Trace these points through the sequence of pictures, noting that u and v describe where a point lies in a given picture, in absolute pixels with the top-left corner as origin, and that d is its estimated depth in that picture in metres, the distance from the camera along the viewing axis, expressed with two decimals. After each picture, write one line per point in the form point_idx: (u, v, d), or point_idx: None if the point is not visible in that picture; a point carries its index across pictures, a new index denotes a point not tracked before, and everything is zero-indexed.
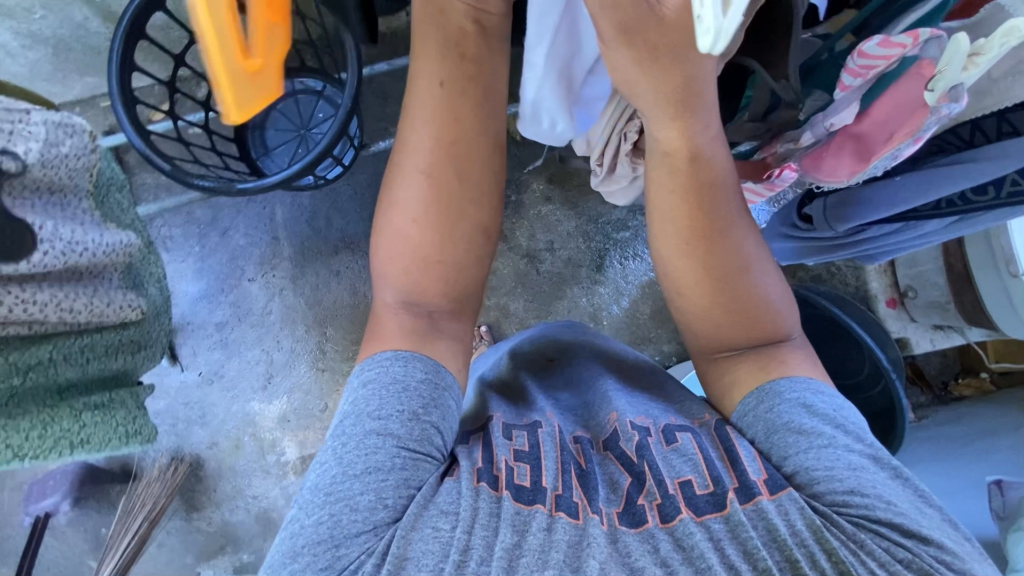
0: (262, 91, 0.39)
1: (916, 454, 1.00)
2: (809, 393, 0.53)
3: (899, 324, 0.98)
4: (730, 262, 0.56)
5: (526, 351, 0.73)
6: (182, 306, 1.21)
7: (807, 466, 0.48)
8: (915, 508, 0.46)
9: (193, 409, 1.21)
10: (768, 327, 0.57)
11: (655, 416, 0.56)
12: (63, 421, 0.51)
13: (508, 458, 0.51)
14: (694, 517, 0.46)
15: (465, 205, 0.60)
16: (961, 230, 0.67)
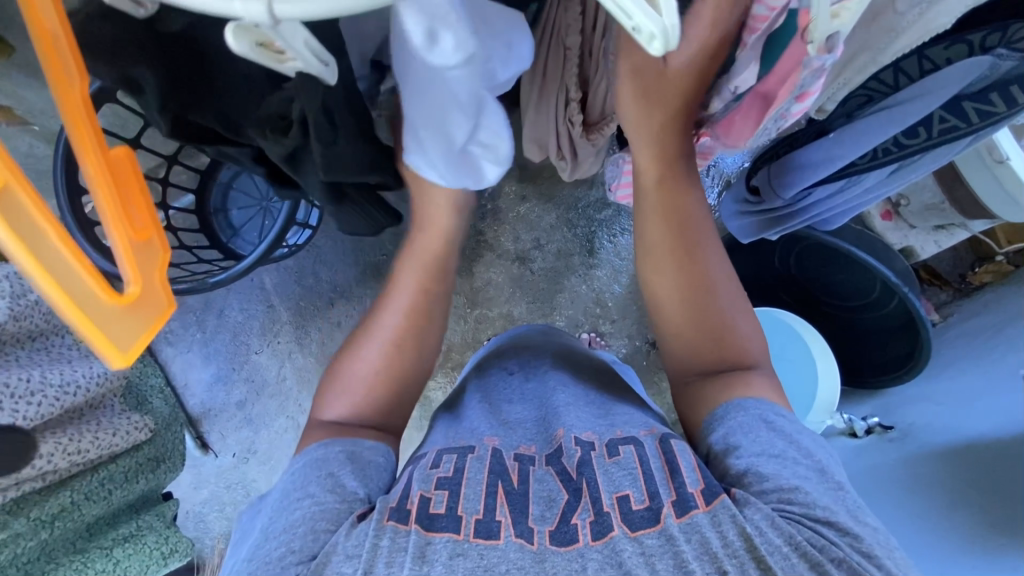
0: (144, 324, 0.37)
1: (949, 356, 0.98)
2: (761, 405, 0.56)
3: (899, 234, 0.96)
4: (702, 280, 0.64)
5: (494, 366, 0.72)
6: (199, 394, 1.22)
7: (758, 465, 0.51)
8: (850, 514, 0.48)
9: (237, 490, 1.22)
10: (734, 352, 0.62)
11: (601, 431, 0.57)
12: (96, 563, 0.52)
13: (427, 487, 0.51)
14: (627, 533, 0.47)
15: (416, 372, 0.67)
16: (902, 181, 0.66)
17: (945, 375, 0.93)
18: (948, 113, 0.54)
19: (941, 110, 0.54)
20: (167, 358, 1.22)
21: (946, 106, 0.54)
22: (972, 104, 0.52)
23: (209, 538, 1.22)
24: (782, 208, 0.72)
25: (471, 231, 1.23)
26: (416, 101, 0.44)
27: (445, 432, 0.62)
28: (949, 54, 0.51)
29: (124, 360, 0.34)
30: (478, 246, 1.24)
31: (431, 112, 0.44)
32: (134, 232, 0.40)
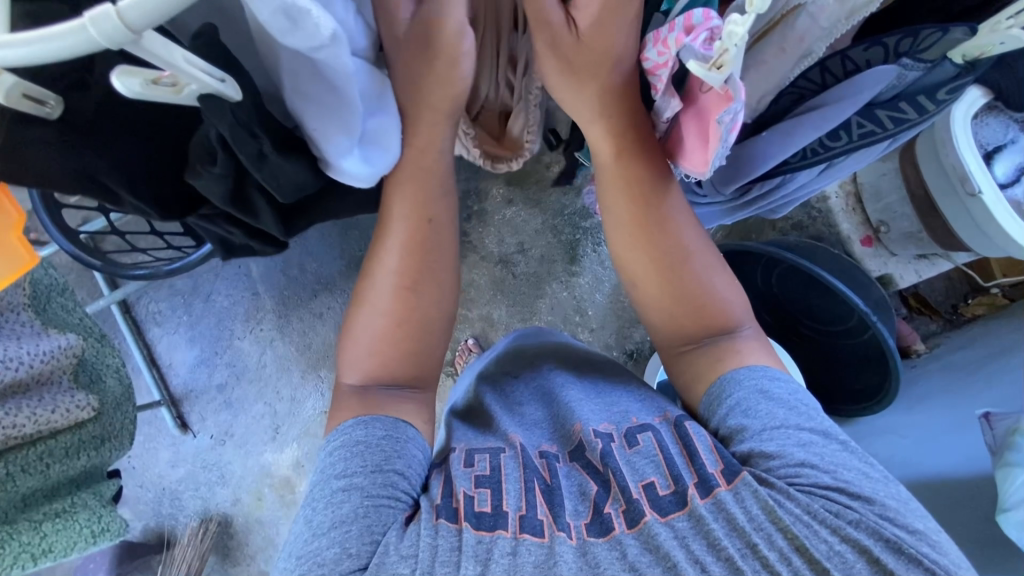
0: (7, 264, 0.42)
1: (925, 387, 0.96)
2: (758, 377, 0.55)
3: (879, 262, 0.95)
4: (673, 253, 0.61)
5: (490, 370, 0.70)
6: (182, 375, 1.25)
7: (761, 448, 0.51)
8: (861, 475, 0.50)
9: (212, 471, 1.25)
10: (717, 318, 0.61)
11: (617, 421, 0.58)
12: (24, 535, 0.55)
13: (467, 486, 0.52)
14: (660, 517, 0.48)
15: (431, 318, 0.63)
16: (833, 176, 0.66)
17: (918, 406, 0.91)
18: (865, 119, 0.53)
19: (856, 117, 0.53)
20: (154, 338, 1.25)
21: (862, 114, 0.53)
22: (885, 110, 0.52)
23: (182, 516, 1.25)
24: (730, 201, 0.69)
25: None
26: (303, 101, 0.41)
27: (472, 431, 0.61)
28: (869, 56, 0.48)
29: None
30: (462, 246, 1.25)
31: (327, 120, 0.42)
32: None
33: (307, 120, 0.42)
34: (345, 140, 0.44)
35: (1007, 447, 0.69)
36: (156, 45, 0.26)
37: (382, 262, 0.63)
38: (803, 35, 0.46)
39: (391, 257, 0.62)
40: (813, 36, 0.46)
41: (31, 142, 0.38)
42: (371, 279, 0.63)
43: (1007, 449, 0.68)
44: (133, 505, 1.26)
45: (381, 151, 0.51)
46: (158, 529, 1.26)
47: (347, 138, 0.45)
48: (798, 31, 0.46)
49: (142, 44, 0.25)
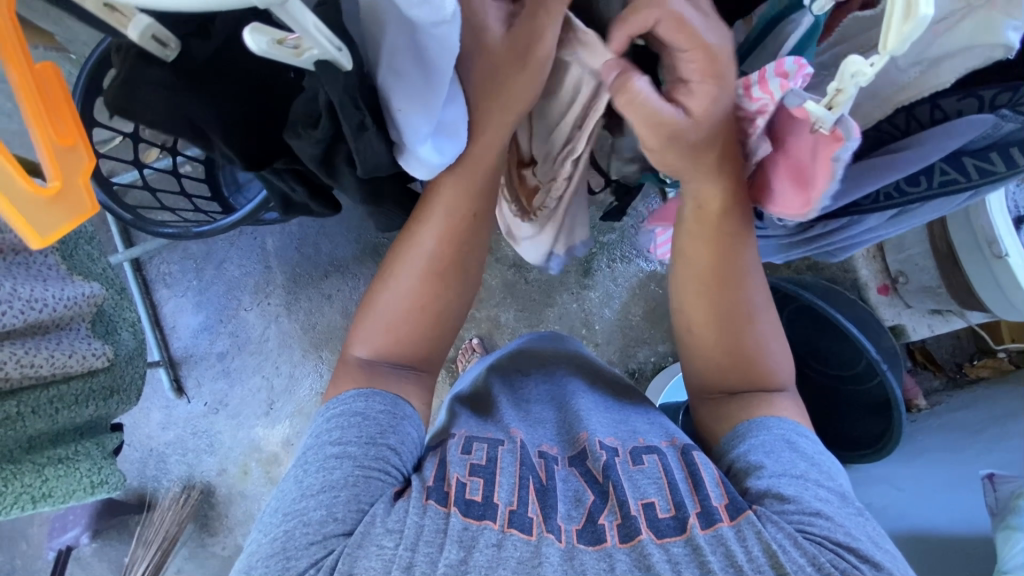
0: (68, 214, 0.39)
1: (923, 442, 0.97)
2: (786, 428, 0.56)
3: (893, 312, 0.97)
4: (738, 308, 0.60)
5: (502, 364, 0.70)
6: (184, 339, 1.25)
7: (779, 487, 0.51)
8: (873, 544, 0.48)
9: (201, 439, 1.25)
10: (763, 376, 0.61)
11: (623, 437, 0.58)
12: (26, 476, 0.54)
13: (461, 473, 0.52)
14: (654, 538, 0.47)
15: (448, 313, 0.63)
16: (900, 224, 0.65)
17: (916, 460, 0.92)
18: (948, 166, 0.52)
19: (941, 162, 0.52)
20: (161, 299, 1.25)
21: (947, 159, 0.52)
22: (973, 160, 0.51)
23: (165, 480, 1.25)
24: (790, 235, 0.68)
25: None
26: (395, 82, 0.42)
27: (475, 419, 0.61)
28: (961, 106, 0.50)
29: (42, 243, 0.37)
30: None
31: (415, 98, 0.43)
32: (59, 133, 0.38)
33: (392, 99, 0.43)
34: (424, 121, 0.45)
35: (1010, 512, 0.69)
36: (294, 10, 0.28)
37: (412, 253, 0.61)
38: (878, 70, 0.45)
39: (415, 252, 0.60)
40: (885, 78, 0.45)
41: (144, 84, 0.38)
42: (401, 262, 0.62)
43: (1010, 513, 0.69)
44: (118, 464, 1.25)
45: (451, 141, 0.50)
46: (139, 490, 1.25)
47: (429, 122, 0.45)
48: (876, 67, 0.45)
49: (285, 6, 0.28)
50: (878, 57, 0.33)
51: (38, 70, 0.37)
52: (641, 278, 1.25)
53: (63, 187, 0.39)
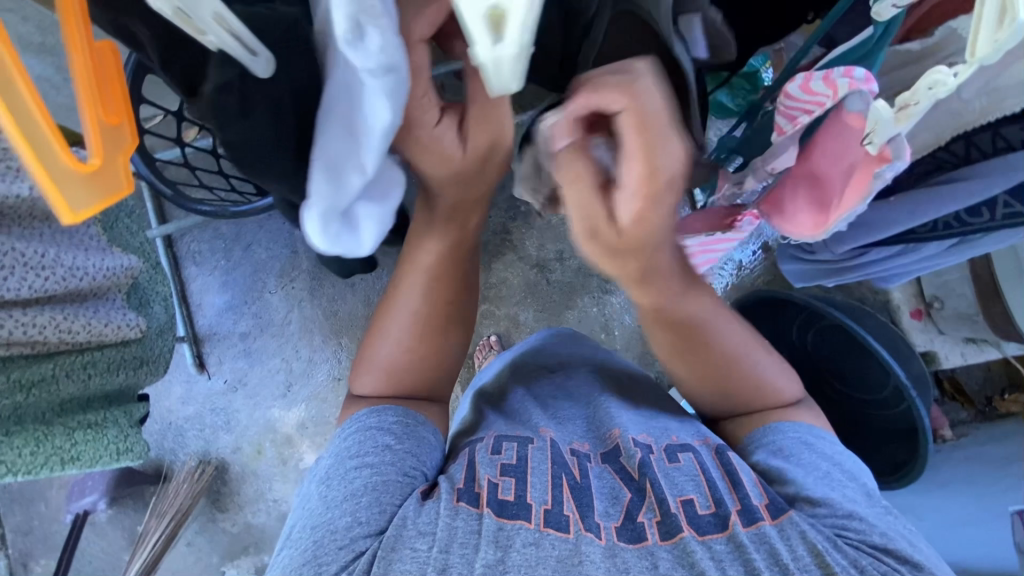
0: (102, 193, 0.34)
1: (947, 472, 0.94)
2: (806, 431, 0.57)
3: (925, 338, 0.95)
4: (722, 364, 0.58)
5: (528, 363, 0.69)
6: (209, 317, 1.27)
7: (807, 489, 0.51)
8: (906, 542, 0.49)
9: (219, 416, 1.27)
10: (772, 397, 0.60)
11: (656, 434, 0.57)
12: (57, 439, 0.56)
13: (492, 473, 0.51)
14: (695, 536, 0.47)
15: (448, 347, 0.62)
16: (960, 253, 0.63)
17: (940, 491, 0.89)
18: (1013, 199, 0.52)
19: (1006, 195, 0.52)
20: (189, 276, 1.27)
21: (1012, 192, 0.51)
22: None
23: (182, 454, 1.27)
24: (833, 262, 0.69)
25: (498, 228, 1.24)
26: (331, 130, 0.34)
27: (502, 419, 0.60)
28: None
29: (75, 220, 0.32)
30: (502, 245, 1.24)
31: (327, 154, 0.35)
32: (106, 113, 0.36)
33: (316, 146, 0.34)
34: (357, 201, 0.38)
35: None
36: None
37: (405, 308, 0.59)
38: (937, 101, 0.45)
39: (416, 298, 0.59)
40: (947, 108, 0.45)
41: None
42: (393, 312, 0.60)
43: None
44: None
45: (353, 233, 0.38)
46: (157, 461, 1.28)
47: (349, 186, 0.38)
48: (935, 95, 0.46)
49: None
50: (964, 67, 0.33)
51: (96, 47, 0.36)
52: None
53: (103, 167, 0.35)
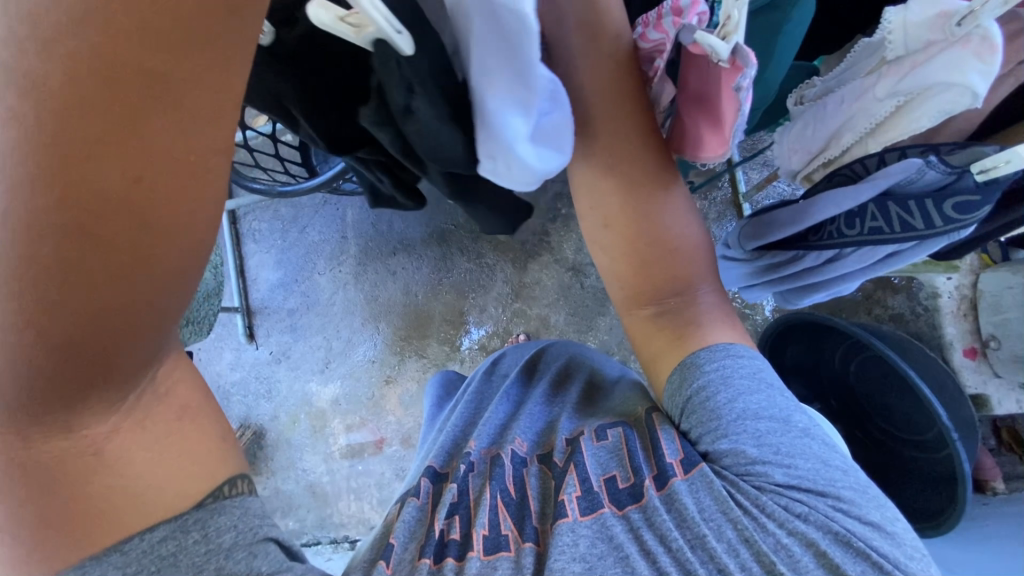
0: None
1: (996, 527, 0.87)
2: (728, 360, 0.51)
3: (977, 378, 0.89)
4: (648, 194, 0.53)
5: (486, 378, 0.69)
6: (262, 291, 1.37)
7: (714, 441, 0.49)
8: (820, 463, 0.47)
9: (262, 384, 1.35)
10: (686, 271, 0.55)
11: (589, 421, 0.56)
12: None
13: (438, 518, 0.50)
14: (615, 511, 0.47)
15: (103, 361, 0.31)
16: (863, 273, 0.57)
17: (984, 546, 0.83)
18: (878, 211, 0.48)
19: (875, 204, 0.47)
20: (248, 252, 1.37)
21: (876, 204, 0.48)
22: (898, 208, 0.47)
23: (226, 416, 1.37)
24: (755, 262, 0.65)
25: (537, 229, 1.26)
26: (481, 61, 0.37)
27: (453, 434, 0.61)
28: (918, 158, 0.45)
29: None
30: (540, 245, 1.26)
31: (504, 90, 0.38)
32: None
33: (487, 98, 0.39)
34: (520, 119, 0.40)
35: None
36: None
37: (200, 532, 0.37)
38: (859, 98, 0.44)
39: (177, 501, 0.37)
40: (864, 107, 0.44)
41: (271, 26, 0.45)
42: (123, 567, 0.34)
43: None
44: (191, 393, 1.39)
45: (555, 151, 0.46)
46: None
47: (523, 118, 0.40)
48: (859, 94, 0.44)
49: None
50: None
51: None
52: None
53: None
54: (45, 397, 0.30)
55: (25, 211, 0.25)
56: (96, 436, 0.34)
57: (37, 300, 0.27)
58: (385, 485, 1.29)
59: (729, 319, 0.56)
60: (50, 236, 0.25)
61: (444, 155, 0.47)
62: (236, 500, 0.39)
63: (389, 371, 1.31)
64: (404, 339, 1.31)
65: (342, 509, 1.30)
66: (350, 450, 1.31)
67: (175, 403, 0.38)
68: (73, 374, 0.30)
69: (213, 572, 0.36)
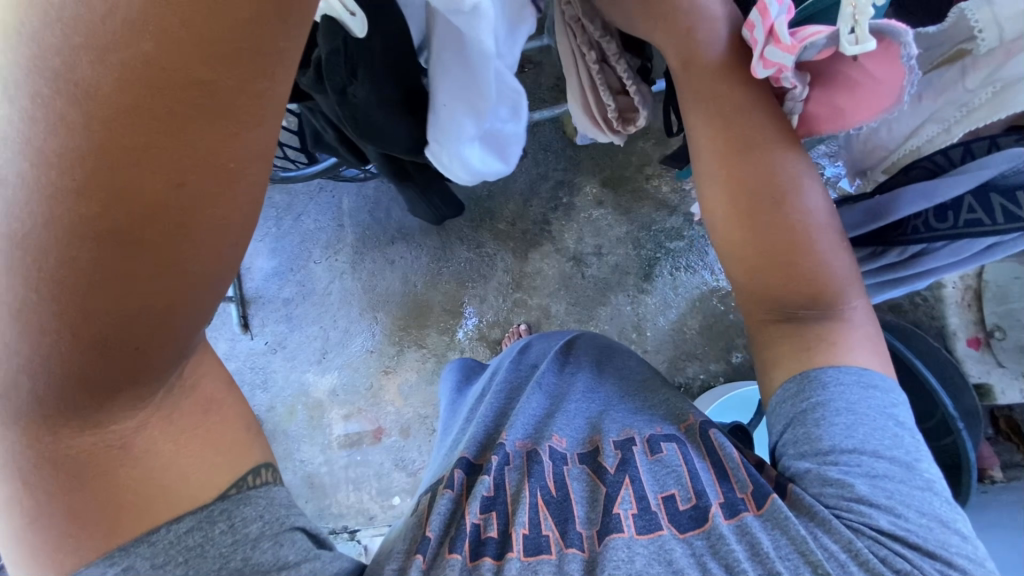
0: None
1: (995, 516, 0.87)
2: (856, 387, 0.49)
3: (981, 368, 0.89)
4: (767, 188, 0.52)
5: (511, 366, 0.68)
6: (256, 280, 1.33)
7: (823, 468, 0.47)
8: (933, 522, 0.44)
9: (257, 374, 1.32)
10: (811, 278, 0.52)
11: (639, 427, 0.56)
12: None
13: (472, 512, 0.49)
14: (676, 534, 0.47)
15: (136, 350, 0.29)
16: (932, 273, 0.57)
17: (983, 533, 0.83)
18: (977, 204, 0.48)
19: (971, 196, 0.48)
20: None
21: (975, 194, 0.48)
22: (1004, 200, 0.46)
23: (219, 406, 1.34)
24: None
25: (539, 218, 1.25)
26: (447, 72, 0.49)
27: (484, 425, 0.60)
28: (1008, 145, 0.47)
29: None
30: (541, 234, 1.25)
31: (456, 95, 0.50)
32: None
33: (441, 96, 0.51)
34: (471, 125, 0.53)
35: None
36: None
37: (226, 523, 0.36)
38: (946, 90, 0.45)
39: (204, 491, 0.36)
40: (952, 96, 0.45)
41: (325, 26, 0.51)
42: (151, 558, 0.34)
43: None
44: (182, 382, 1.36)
45: (494, 154, 0.60)
46: None
47: (473, 123, 0.53)
48: (940, 87, 0.46)
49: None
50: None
51: None
52: (703, 291, 1.20)
53: None
54: (73, 397, 0.30)
55: (64, 213, 0.25)
56: (123, 431, 0.33)
57: (72, 303, 0.26)
58: (384, 476, 1.28)
59: (874, 341, 0.53)
60: (90, 239, 0.25)
61: (388, 141, 0.56)
62: (261, 491, 0.39)
63: (388, 361, 1.29)
64: (403, 328, 1.29)
65: (340, 500, 1.29)
66: (349, 441, 1.29)
67: (200, 396, 0.38)
68: (108, 376, 0.30)
69: (240, 564, 0.36)
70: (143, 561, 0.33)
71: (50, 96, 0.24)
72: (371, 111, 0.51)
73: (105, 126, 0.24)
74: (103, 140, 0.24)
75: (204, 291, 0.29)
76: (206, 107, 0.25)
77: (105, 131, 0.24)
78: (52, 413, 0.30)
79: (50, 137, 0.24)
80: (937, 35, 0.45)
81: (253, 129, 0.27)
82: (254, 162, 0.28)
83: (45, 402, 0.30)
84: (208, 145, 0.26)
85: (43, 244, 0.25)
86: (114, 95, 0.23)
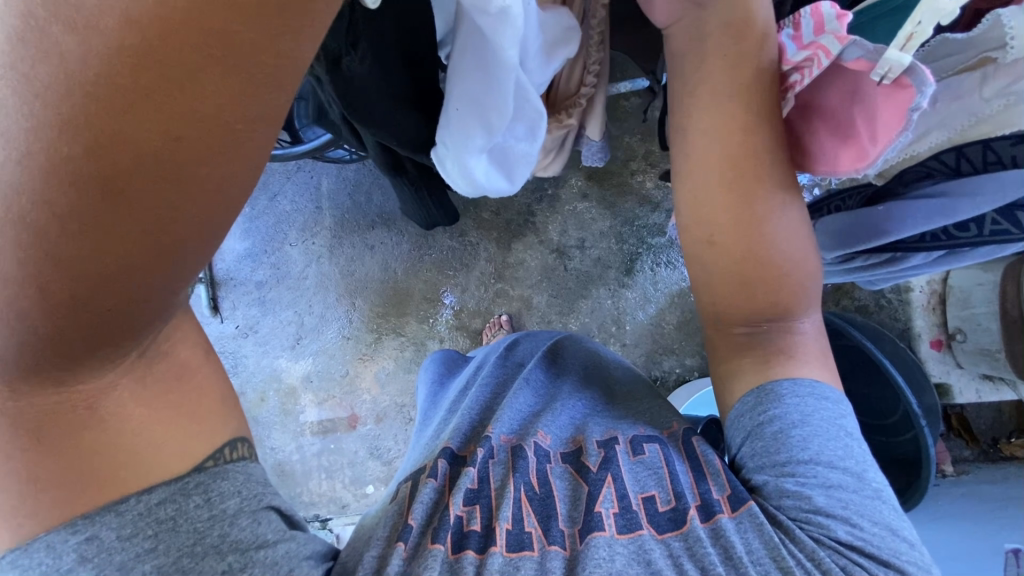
0: None
1: (945, 507, 0.93)
2: (810, 401, 0.51)
3: (942, 368, 0.95)
4: (753, 192, 0.50)
5: (495, 362, 0.68)
6: (227, 261, 1.28)
7: (780, 479, 0.48)
8: (886, 531, 0.46)
9: (227, 358, 1.28)
10: (789, 291, 0.52)
11: (624, 427, 0.57)
12: None
13: (455, 504, 0.49)
14: (654, 534, 0.48)
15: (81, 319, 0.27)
16: (943, 266, 0.61)
17: (936, 524, 0.89)
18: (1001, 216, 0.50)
19: (994, 213, 0.50)
20: None
21: (1000, 210, 0.50)
22: None
23: None
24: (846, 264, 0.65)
25: (523, 208, 1.24)
26: (464, 81, 0.48)
27: (467, 420, 0.59)
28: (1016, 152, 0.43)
29: None
30: (523, 225, 1.24)
31: (472, 102, 0.50)
32: None
33: (451, 98, 0.50)
34: (481, 134, 0.51)
35: None
36: None
37: (202, 496, 0.35)
38: (955, 98, 0.44)
39: (178, 465, 0.34)
40: (965, 104, 0.44)
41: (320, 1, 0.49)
42: (117, 528, 0.32)
43: None
44: None
45: (501, 165, 0.58)
46: None
47: (485, 137, 0.52)
48: (955, 94, 0.44)
49: None
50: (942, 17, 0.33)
51: None
52: (682, 288, 1.21)
53: None
54: (43, 354, 0.28)
55: (43, 151, 0.23)
56: (90, 390, 0.31)
57: (42, 251, 0.24)
58: (358, 464, 1.26)
59: (825, 358, 0.55)
60: (70, 184, 0.23)
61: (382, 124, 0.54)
62: (239, 466, 0.37)
63: (364, 349, 1.27)
64: (381, 316, 1.27)
65: (312, 488, 1.27)
66: (322, 428, 1.27)
67: (171, 366, 0.36)
68: (75, 333, 0.27)
69: (217, 539, 0.34)
70: (109, 531, 0.32)
71: (45, 17, 0.22)
72: (370, 84, 0.49)
73: (103, 62, 0.22)
74: (100, 78, 0.22)
75: (178, 257, 0.28)
76: (203, 61, 0.23)
77: (105, 69, 0.22)
78: (16, 372, 0.28)
79: (39, 64, 0.22)
80: (962, 43, 0.42)
81: (272, 92, 0.26)
82: (262, 127, 0.27)
83: (8, 360, 0.27)
84: (216, 106, 0.25)
85: (16, 181, 0.23)
86: (120, 33, 0.22)
